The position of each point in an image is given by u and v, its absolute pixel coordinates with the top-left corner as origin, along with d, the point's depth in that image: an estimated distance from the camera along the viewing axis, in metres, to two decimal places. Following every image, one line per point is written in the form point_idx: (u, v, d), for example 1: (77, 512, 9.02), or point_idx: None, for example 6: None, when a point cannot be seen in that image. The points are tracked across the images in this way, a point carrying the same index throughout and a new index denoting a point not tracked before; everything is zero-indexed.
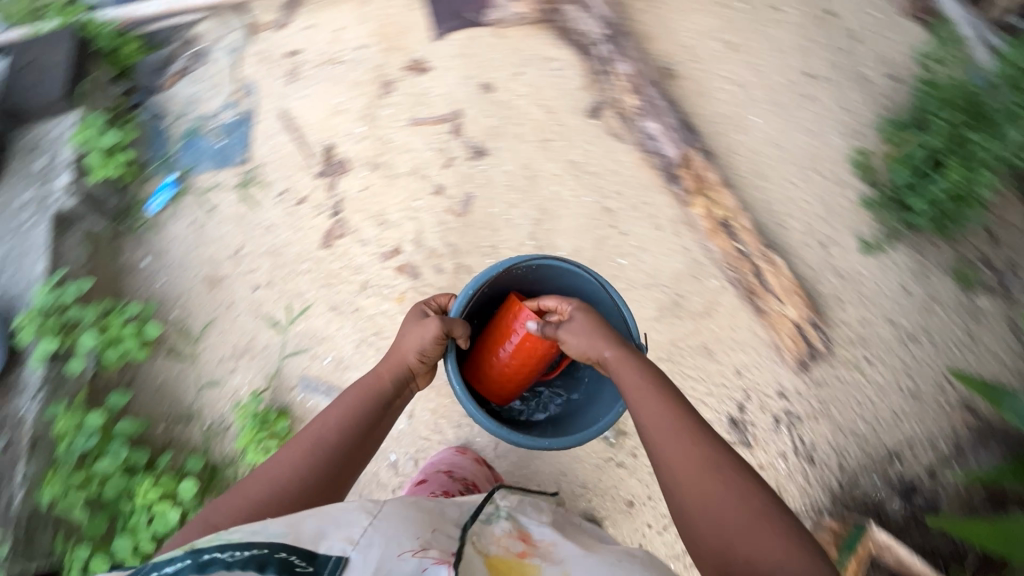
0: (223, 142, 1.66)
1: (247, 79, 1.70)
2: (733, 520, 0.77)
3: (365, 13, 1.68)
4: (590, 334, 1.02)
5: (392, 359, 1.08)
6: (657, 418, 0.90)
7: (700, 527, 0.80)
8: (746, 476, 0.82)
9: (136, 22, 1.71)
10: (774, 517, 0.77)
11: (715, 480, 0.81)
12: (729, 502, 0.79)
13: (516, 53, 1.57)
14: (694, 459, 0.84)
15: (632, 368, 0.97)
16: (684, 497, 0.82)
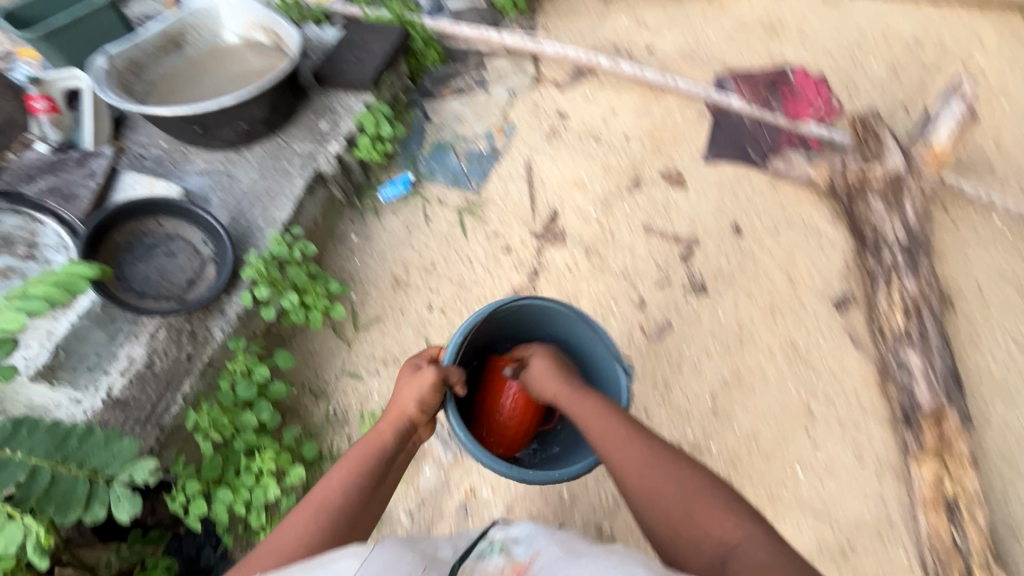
0: (464, 166, 1.74)
1: (511, 121, 1.78)
2: (673, 500, 0.78)
3: (647, 108, 1.66)
4: (552, 380, 1.02)
5: (392, 414, 0.98)
6: (598, 430, 0.90)
7: (669, 530, 0.77)
8: (682, 464, 0.82)
9: (445, 35, 1.92)
10: (721, 495, 0.77)
11: (655, 473, 0.81)
12: (666, 483, 0.80)
13: (784, 211, 1.46)
14: (637, 455, 0.85)
15: (586, 396, 0.96)
16: (648, 505, 0.81)
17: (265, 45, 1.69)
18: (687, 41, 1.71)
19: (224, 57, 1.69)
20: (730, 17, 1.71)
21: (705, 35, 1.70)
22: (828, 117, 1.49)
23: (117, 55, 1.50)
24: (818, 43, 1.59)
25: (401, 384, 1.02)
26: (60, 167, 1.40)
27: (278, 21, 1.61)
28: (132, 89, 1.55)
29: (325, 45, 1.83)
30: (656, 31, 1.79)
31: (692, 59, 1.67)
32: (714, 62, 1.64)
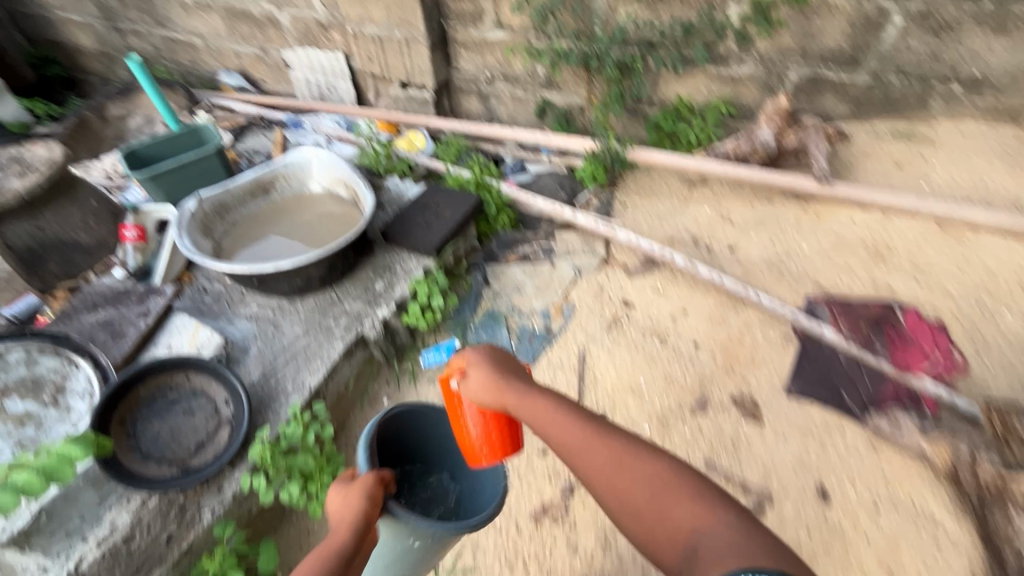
0: (513, 344, 1.63)
1: (571, 303, 1.68)
2: (643, 496, 0.76)
3: (722, 317, 1.50)
4: (489, 382, 0.88)
5: (339, 529, 0.82)
6: (560, 432, 0.82)
7: (640, 525, 0.76)
8: (648, 457, 0.79)
9: (519, 202, 1.91)
10: (688, 480, 0.76)
11: (628, 474, 0.78)
12: (631, 489, 0.77)
13: (886, 484, 1.17)
14: (604, 452, 0.79)
15: (539, 394, 0.85)
16: (620, 504, 0.78)
17: (344, 198, 1.76)
18: (775, 251, 1.57)
19: (305, 204, 1.77)
20: (828, 230, 1.56)
21: (796, 247, 1.56)
22: (950, 375, 1.23)
23: (206, 199, 1.59)
24: (935, 280, 1.37)
25: (344, 493, 0.86)
26: (122, 299, 1.46)
27: (359, 182, 1.68)
28: (212, 229, 1.62)
29: (403, 198, 1.90)
30: (741, 232, 1.67)
31: (779, 273, 1.51)
32: (805, 280, 1.47)
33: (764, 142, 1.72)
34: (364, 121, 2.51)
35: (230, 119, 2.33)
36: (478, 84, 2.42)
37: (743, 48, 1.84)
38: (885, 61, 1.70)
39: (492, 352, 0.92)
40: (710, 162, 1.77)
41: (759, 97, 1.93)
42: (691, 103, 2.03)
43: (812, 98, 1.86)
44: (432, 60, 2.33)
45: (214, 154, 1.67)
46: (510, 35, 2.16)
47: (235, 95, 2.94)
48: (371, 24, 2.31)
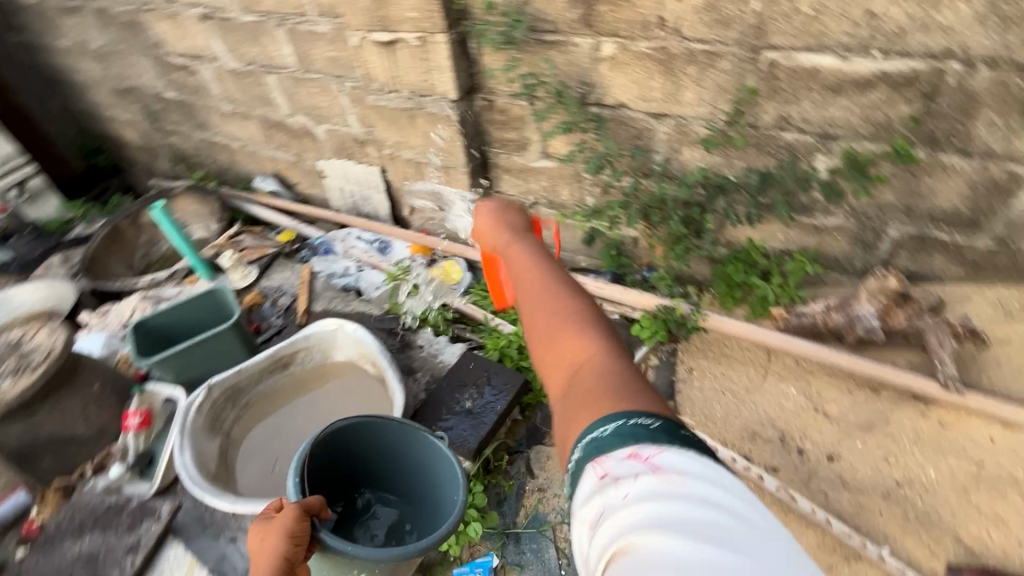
0: (563, 570, 1.35)
1: None
2: (558, 318, 0.85)
3: (829, 566, 1.19)
4: (489, 219, 1.13)
5: (261, 563, 0.91)
6: (523, 281, 0.96)
7: (544, 359, 0.83)
8: (579, 316, 0.85)
9: None
10: (595, 338, 0.81)
11: (551, 314, 0.86)
12: (557, 307, 0.87)
13: None
14: (540, 301, 0.90)
15: (517, 239, 1.06)
16: (539, 343, 0.86)
17: (371, 374, 1.57)
18: (891, 476, 1.28)
19: (328, 375, 1.60)
20: (958, 453, 1.27)
21: (919, 473, 1.26)
22: None
23: (216, 387, 1.43)
24: None
25: (263, 532, 0.95)
26: (112, 521, 1.29)
27: (386, 359, 1.49)
28: (222, 418, 1.45)
29: (438, 364, 1.76)
30: (842, 438, 1.37)
31: (903, 514, 1.22)
32: (939, 532, 1.18)
33: (865, 322, 1.44)
34: (398, 243, 2.29)
35: (258, 248, 2.29)
36: (520, 207, 2.18)
37: (831, 200, 1.58)
38: (1014, 227, 1.41)
39: (507, 206, 1.16)
40: (797, 341, 1.53)
41: (849, 250, 1.65)
42: (765, 249, 1.76)
43: (916, 257, 1.58)
44: (472, 186, 2.13)
45: (228, 330, 1.50)
46: (557, 165, 1.93)
47: (271, 201, 2.75)
48: (408, 149, 2.15)
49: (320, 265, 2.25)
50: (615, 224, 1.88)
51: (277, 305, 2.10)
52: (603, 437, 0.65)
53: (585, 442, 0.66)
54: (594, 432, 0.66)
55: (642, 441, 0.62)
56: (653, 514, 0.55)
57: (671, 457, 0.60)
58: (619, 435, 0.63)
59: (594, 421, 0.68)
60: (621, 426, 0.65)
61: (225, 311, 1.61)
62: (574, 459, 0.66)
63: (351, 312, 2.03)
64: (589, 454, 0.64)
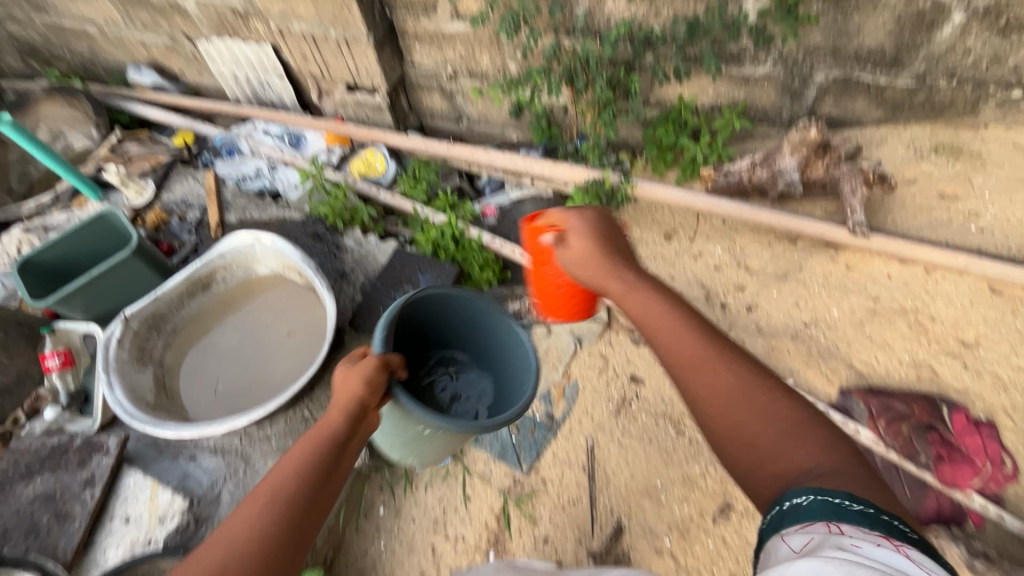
0: (514, 437, 1.47)
1: (574, 380, 1.51)
2: (754, 411, 0.72)
3: None
4: (591, 258, 0.89)
5: (340, 400, 0.84)
6: (682, 346, 0.78)
7: (745, 459, 0.70)
8: (769, 391, 0.73)
9: (505, 255, 1.67)
10: (802, 425, 0.70)
11: (733, 387, 0.74)
12: (753, 396, 0.73)
13: None
14: (722, 379, 0.75)
15: (652, 295, 0.85)
16: (722, 420, 0.73)
17: (300, 283, 1.52)
18: (800, 318, 1.40)
19: (256, 290, 1.54)
20: (860, 291, 1.39)
21: (825, 313, 1.39)
22: (1001, 488, 1.15)
23: (133, 317, 1.35)
24: (985, 364, 1.25)
25: (350, 369, 0.87)
26: (60, 461, 1.28)
27: (309, 267, 1.43)
28: (150, 348, 1.40)
29: (370, 263, 1.71)
30: (760, 289, 1.47)
31: (807, 350, 1.36)
32: (836, 362, 1.33)
33: (787, 176, 1.47)
34: (311, 134, 2.07)
35: (149, 157, 2.07)
36: (440, 81, 1.95)
37: (761, 47, 1.49)
38: (934, 62, 1.39)
39: (601, 219, 0.96)
40: (723, 202, 1.54)
41: (777, 101, 1.60)
42: (695, 106, 1.68)
43: (840, 102, 1.56)
44: (381, 62, 1.87)
45: (133, 257, 1.38)
46: (471, 28, 1.69)
47: (156, 98, 2.36)
48: (298, 20, 1.83)
49: (226, 169, 2.04)
50: (537, 94, 1.73)
51: (186, 221, 1.93)
52: (805, 505, 0.59)
53: (808, 500, 0.59)
54: (831, 499, 0.58)
55: (894, 537, 0.54)
56: (868, 560, 0.49)
57: (921, 563, 0.51)
58: (867, 519, 0.55)
59: (818, 491, 0.60)
60: (870, 511, 0.56)
61: (123, 237, 1.47)
62: (787, 509, 0.60)
63: (270, 218, 1.89)
64: (820, 515, 0.57)
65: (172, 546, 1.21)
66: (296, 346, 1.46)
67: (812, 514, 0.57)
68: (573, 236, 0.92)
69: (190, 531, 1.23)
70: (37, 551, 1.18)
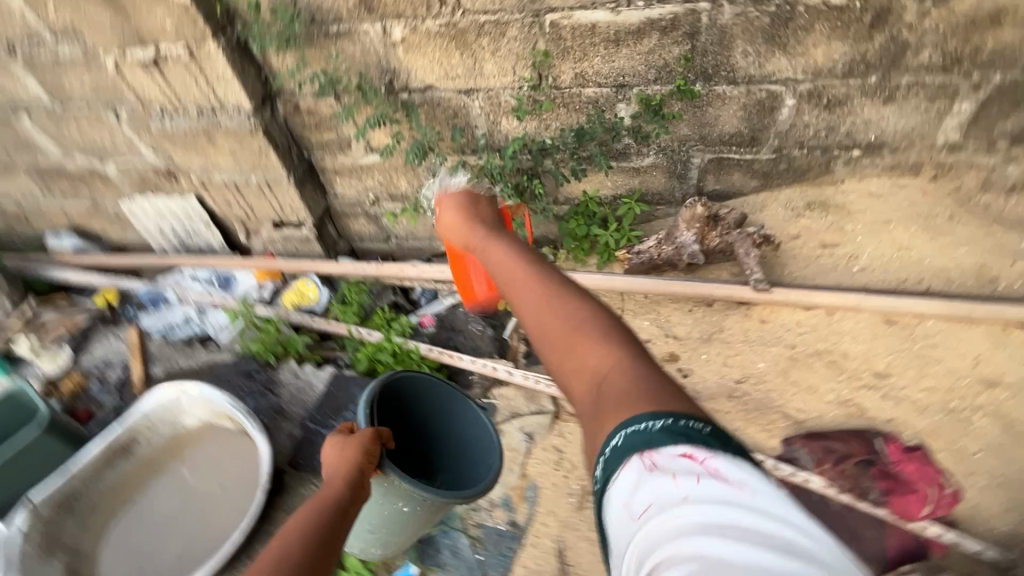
0: (479, 555, 1.37)
1: (531, 479, 1.46)
2: (563, 318, 0.75)
3: None
4: (456, 218, 1.15)
5: (334, 476, 0.91)
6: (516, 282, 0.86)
7: (562, 365, 0.72)
8: (561, 292, 0.79)
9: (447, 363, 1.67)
10: (601, 320, 0.74)
11: (547, 299, 0.79)
12: (565, 306, 0.76)
13: None
14: (538, 297, 0.80)
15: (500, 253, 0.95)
16: (540, 334, 0.77)
17: (231, 429, 1.45)
18: (732, 377, 1.46)
19: (185, 444, 1.45)
20: (778, 341, 1.48)
21: (752, 368, 1.46)
22: (949, 511, 1.17)
23: (41, 503, 1.23)
24: (902, 391, 1.33)
25: (339, 448, 0.96)
26: None
27: (239, 411, 1.37)
28: (61, 533, 1.27)
29: (308, 393, 1.67)
30: (691, 354, 1.54)
31: (746, 407, 1.40)
32: (773, 413, 1.38)
33: (688, 248, 1.62)
34: (240, 273, 2.06)
35: (66, 321, 2.01)
36: (364, 206, 2.04)
37: (641, 142, 1.68)
38: (785, 137, 1.61)
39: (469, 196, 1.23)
40: (638, 279, 1.65)
41: (667, 184, 1.79)
42: (599, 197, 1.84)
43: (719, 178, 1.76)
44: (303, 197, 1.95)
45: (44, 434, 1.31)
46: (384, 158, 1.82)
47: (77, 260, 2.25)
48: (218, 171, 1.89)
49: (151, 321, 2.00)
50: None
51: (107, 382, 1.87)
52: (617, 448, 0.57)
53: (659, 424, 0.56)
54: (638, 428, 0.57)
55: (699, 448, 0.53)
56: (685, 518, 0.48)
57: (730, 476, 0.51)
58: (669, 435, 0.54)
59: (628, 424, 0.58)
60: (670, 423, 0.56)
61: (32, 410, 1.38)
62: (608, 454, 0.57)
63: (199, 365, 1.86)
64: (627, 444, 0.56)
65: None
66: (230, 497, 1.36)
67: (620, 457, 0.56)
68: (445, 206, 1.20)
69: None
70: None
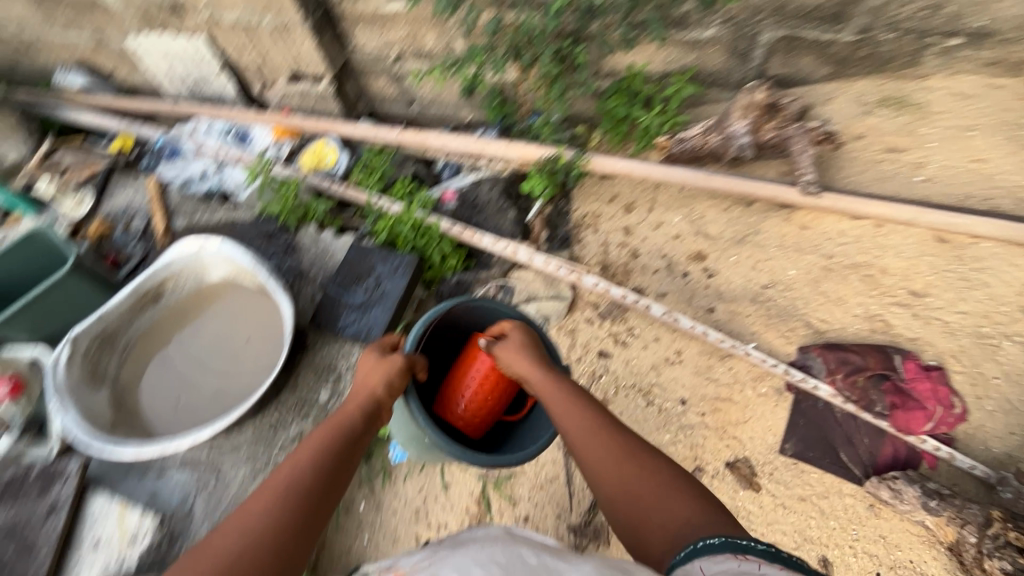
0: None
1: None
2: (637, 478, 0.80)
3: (708, 367, 1.37)
4: (520, 357, 1.00)
5: (358, 396, 0.94)
6: (584, 428, 0.89)
7: (637, 522, 0.76)
8: (633, 449, 0.84)
9: (467, 242, 1.62)
10: (675, 478, 0.80)
11: (620, 455, 0.84)
12: (636, 468, 0.81)
13: (888, 550, 1.15)
14: (609, 448, 0.85)
15: (562, 393, 0.95)
16: (616, 494, 0.81)
17: (253, 288, 1.48)
18: (759, 281, 1.42)
19: (210, 298, 1.49)
20: (815, 249, 1.41)
21: (782, 274, 1.41)
22: (952, 429, 1.20)
23: (81, 336, 1.29)
24: (934, 312, 1.29)
25: (374, 363, 0.98)
26: (20, 491, 1.26)
27: (260, 270, 1.39)
28: (103, 367, 1.36)
29: (329, 260, 1.68)
30: (719, 255, 1.48)
31: (767, 312, 1.38)
32: (795, 321, 1.36)
33: (738, 140, 1.48)
34: (257, 129, 1.97)
35: (85, 166, 1.97)
36: (385, 63, 1.86)
37: (705, 10, 1.45)
38: (876, 14, 1.38)
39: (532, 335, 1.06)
40: (676, 170, 1.54)
41: (726, 63, 1.58)
42: (646, 73, 1.65)
43: (787, 61, 1.55)
44: (320, 47, 1.77)
45: (72, 275, 1.33)
46: (410, 7, 1.61)
47: (87, 100, 2.15)
48: (227, 8, 1.70)
49: (170, 172, 1.96)
50: (485, 73, 1.67)
51: (131, 230, 1.88)
52: (711, 544, 0.64)
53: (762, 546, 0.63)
54: (737, 540, 0.63)
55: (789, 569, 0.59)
56: None
57: None
58: (768, 554, 0.61)
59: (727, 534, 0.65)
60: (762, 550, 0.62)
61: (60, 251, 1.40)
62: (700, 545, 0.65)
63: (219, 221, 1.85)
64: (725, 545, 0.63)
65: (147, 564, 1.22)
66: (256, 350, 1.43)
67: (713, 550, 0.63)
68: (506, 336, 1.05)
69: (163, 549, 1.24)
70: None
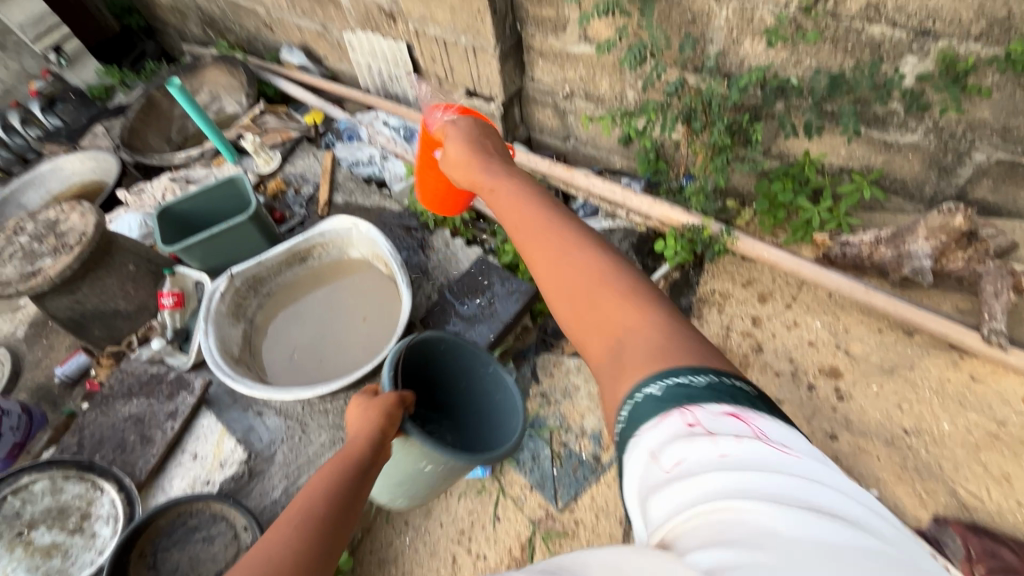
0: (556, 471, 1.43)
1: None
2: (566, 264, 0.69)
3: None
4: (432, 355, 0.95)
5: (360, 435, 0.86)
6: (510, 200, 0.80)
7: (572, 314, 0.67)
8: (574, 238, 0.71)
9: None
10: (624, 286, 0.65)
11: (567, 261, 0.69)
12: (573, 258, 0.69)
13: None
14: (537, 233, 0.73)
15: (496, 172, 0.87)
16: (557, 294, 0.69)
17: (383, 273, 1.60)
18: (900, 423, 1.25)
19: (345, 271, 1.64)
20: (981, 407, 1.21)
21: (932, 424, 1.23)
22: None
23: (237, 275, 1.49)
24: None
25: (367, 404, 0.92)
26: (154, 389, 1.48)
27: (393, 260, 1.50)
28: (245, 305, 1.55)
29: (452, 266, 1.77)
30: (858, 379, 1.32)
31: (901, 462, 1.20)
32: (934, 481, 1.17)
33: (916, 261, 1.30)
34: None
35: (282, 131, 2.29)
36: (555, 98, 1.94)
37: (912, 113, 1.32)
38: None
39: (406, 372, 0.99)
40: (831, 273, 1.40)
41: (921, 173, 1.42)
42: (822, 164, 1.53)
43: (999, 187, 1.36)
44: (502, 72, 1.89)
45: (247, 223, 1.54)
46: (597, 52, 1.66)
47: (298, 76, 2.48)
48: (434, 24, 1.89)
49: (344, 152, 2.21)
50: (650, 128, 1.67)
51: (300, 194, 2.14)
52: (653, 396, 0.52)
53: (703, 380, 0.52)
54: (678, 381, 0.52)
55: (741, 406, 0.50)
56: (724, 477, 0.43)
57: (772, 432, 0.48)
58: (716, 394, 0.51)
59: (668, 372, 0.54)
60: (710, 378, 0.53)
61: (245, 200, 1.63)
62: (636, 399, 0.53)
63: (371, 205, 2.05)
64: (666, 395, 0.52)
65: (228, 489, 1.35)
66: (368, 330, 1.54)
67: (657, 403, 0.51)
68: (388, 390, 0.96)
69: (242, 482, 1.37)
70: (120, 464, 1.37)
